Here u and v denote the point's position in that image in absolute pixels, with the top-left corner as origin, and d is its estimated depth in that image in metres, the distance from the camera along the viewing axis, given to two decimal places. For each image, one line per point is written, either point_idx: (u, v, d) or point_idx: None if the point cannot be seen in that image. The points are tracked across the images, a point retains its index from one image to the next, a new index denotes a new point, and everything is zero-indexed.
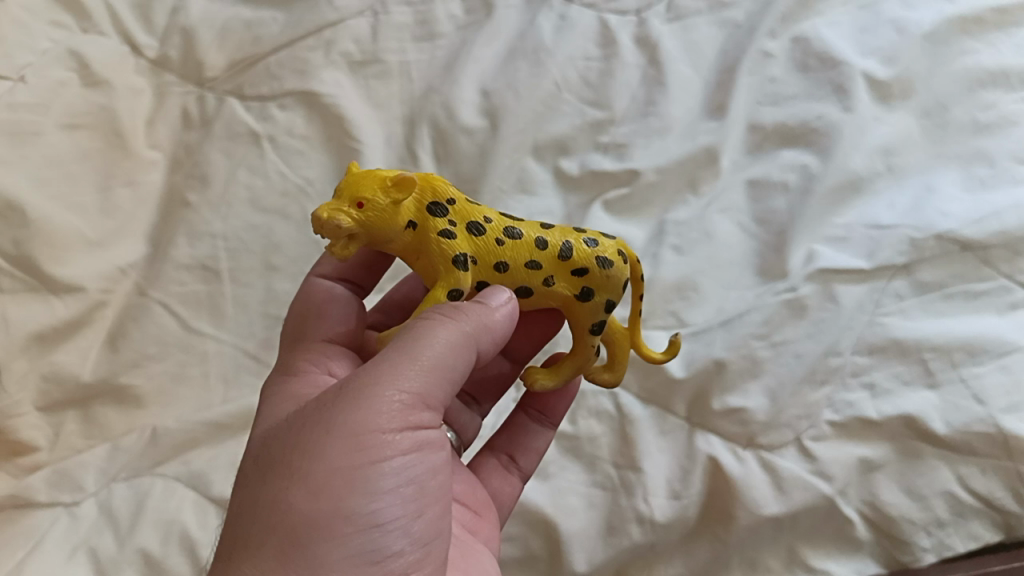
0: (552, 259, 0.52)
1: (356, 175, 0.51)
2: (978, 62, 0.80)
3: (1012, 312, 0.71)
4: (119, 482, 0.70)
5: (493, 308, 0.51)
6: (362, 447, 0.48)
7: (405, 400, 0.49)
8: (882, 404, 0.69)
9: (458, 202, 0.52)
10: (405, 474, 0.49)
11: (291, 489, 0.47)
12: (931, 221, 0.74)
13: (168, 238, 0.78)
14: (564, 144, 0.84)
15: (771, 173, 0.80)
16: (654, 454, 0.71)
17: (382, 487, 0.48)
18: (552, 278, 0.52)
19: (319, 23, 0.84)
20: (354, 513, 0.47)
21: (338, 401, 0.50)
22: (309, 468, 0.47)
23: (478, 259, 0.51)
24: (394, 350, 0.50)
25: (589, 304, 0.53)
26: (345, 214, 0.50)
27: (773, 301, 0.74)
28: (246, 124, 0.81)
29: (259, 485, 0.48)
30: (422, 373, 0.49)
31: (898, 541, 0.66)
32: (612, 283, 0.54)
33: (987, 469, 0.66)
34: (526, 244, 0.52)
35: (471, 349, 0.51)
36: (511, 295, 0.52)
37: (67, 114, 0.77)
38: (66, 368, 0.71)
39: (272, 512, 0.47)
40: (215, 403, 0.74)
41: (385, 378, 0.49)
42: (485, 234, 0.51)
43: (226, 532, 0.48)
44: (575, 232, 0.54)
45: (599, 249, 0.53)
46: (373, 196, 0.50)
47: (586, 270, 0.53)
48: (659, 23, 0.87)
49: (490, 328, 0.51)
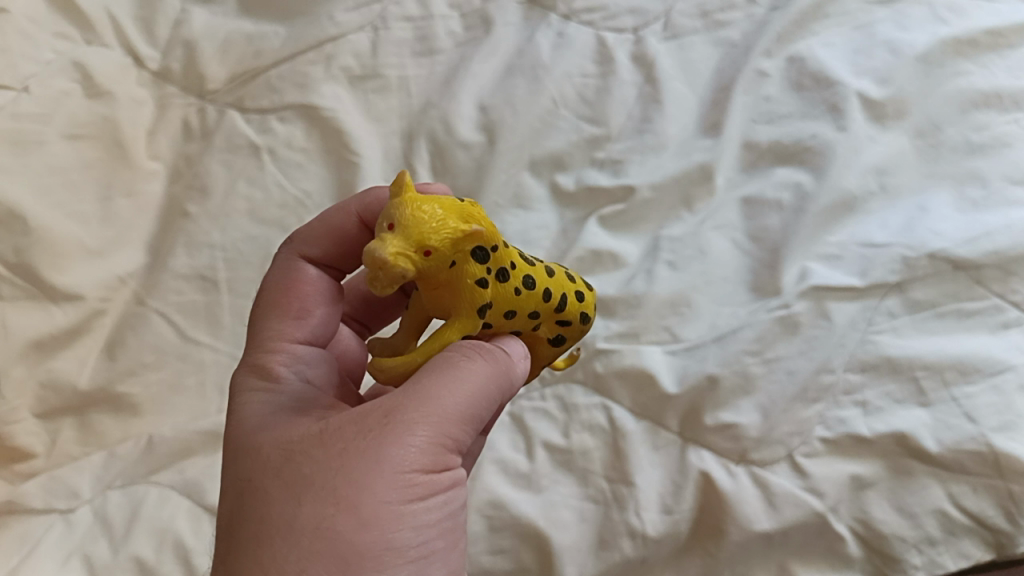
0: (550, 312, 0.53)
1: (418, 211, 0.46)
2: (971, 84, 0.81)
3: (1004, 331, 0.71)
4: (114, 490, 0.71)
5: (514, 360, 0.52)
6: (411, 481, 0.47)
7: (452, 435, 0.49)
8: (873, 421, 0.69)
9: (499, 248, 0.49)
10: (445, 508, 0.49)
11: (340, 517, 0.45)
12: (922, 241, 0.74)
13: (166, 248, 0.78)
14: (561, 159, 0.85)
15: (765, 191, 0.81)
16: (646, 469, 0.71)
17: (426, 521, 0.48)
18: (540, 325, 0.54)
19: (320, 37, 0.85)
20: (402, 546, 0.46)
21: (380, 426, 0.48)
22: (358, 497, 0.46)
23: (498, 307, 0.50)
24: (436, 380, 0.48)
25: (555, 348, 0.57)
26: (407, 259, 0.45)
27: (765, 317, 0.75)
28: (246, 136, 0.82)
29: (298, 508, 0.46)
30: (468, 410, 0.49)
31: (889, 559, 0.66)
32: (579, 334, 0.57)
33: (978, 488, 0.66)
34: (536, 296, 0.52)
35: (499, 398, 0.52)
36: (526, 350, 0.54)
37: (68, 124, 0.78)
38: (63, 376, 0.72)
39: (318, 539, 0.45)
40: (210, 412, 0.74)
41: (432, 410, 0.48)
42: (513, 283, 0.50)
43: (258, 552, 0.46)
44: (569, 282, 0.55)
45: (585, 304, 0.56)
46: (437, 242, 0.46)
47: (569, 323, 0.55)
48: (655, 41, 0.88)
49: (514, 379, 0.52)
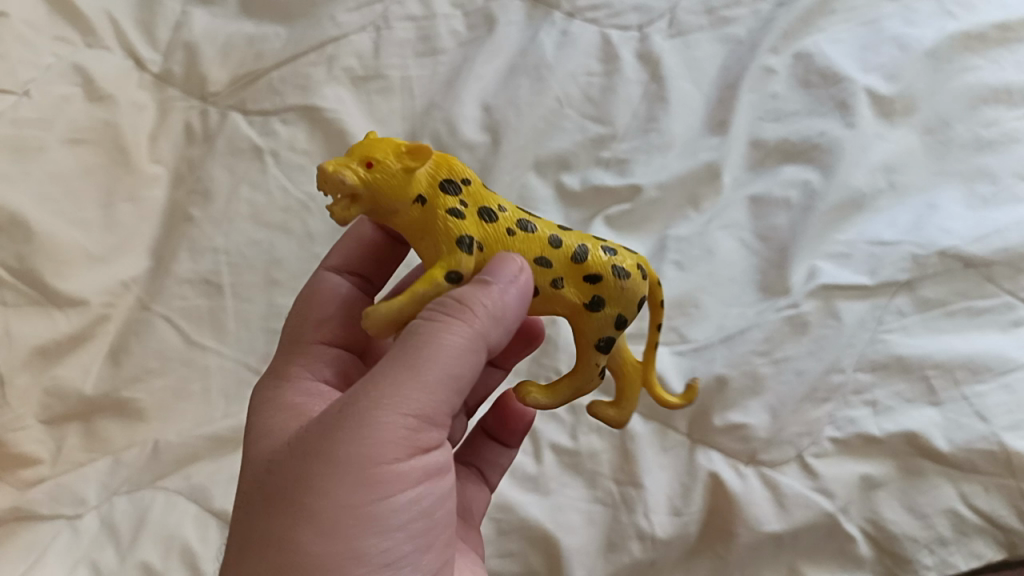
0: (565, 260, 0.50)
1: (373, 140, 0.50)
2: (980, 80, 0.80)
3: (1014, 329, 0.70)
4: (120, 496, 0.70)
5: (500, 288, 0.46)
6: (372, 482, 0.47)
7: (416, 429, 0.48)
8: (883, 421, 0.68)
9: (473, 184, 0.50)
10: (416, 506, 0.49)
11: (300, 528, 0.46)
12: (932, 238, 0.74)
13: (170, 253, 0.78)
14: (565, 160, 0.84)
15: (773, 190, 0.80)
16: (654, 470, 0.71)
17: (393, 525, 0.48)
18: (561, 280, 0.50)
19: (321, 39, 0.84)
20: (365, 555, 0.47)
21: (340, 426, 0.47)
22: (318, 506, 0.46)
23: (485, 243, 0.49)
24: (396, 369, 0.47)
25: (597, 315, 0.50)
26: (351, 171, 0.48)
27: (773, 317, 0.74)
28: (249, 140, 0.82)
29: (267, 519, 0.47)
30: (433, 396, 0.48)
31: (900, 559, 0.65)
32: (625, 297, 0.51)
33: (990, 487, 0.65)
34: (538, 240, 0.50)
35: (482, 345, 0.49)
36: (524, 264, 0.48)
37: (69, 129, 0.77)
38: (68, 382, 0.71)
39: (281, 551, 0.46)
40: (215, 417, 0.73)
41: (391, 404, 0.47)
42: (501, 223, 0.49)
43: (238, 563, 0.48)
44: (593, 236, 0.51)
45: (617, 258, 0.50)
46: (387, 160, 0.48)
47: (599, 277, 0.50)
48: (660, 39, 0.87)
49: (494, 308, 0.47)
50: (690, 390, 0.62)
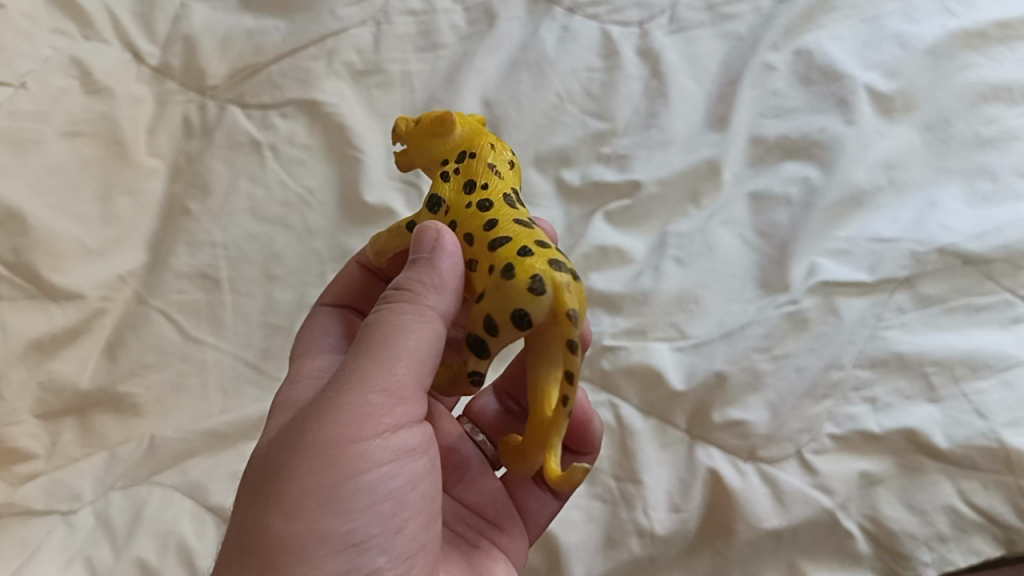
0: (483, 244, 0.51)
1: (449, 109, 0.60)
2: (980, 77, 0.80)
3: (1013, 326, 0.70)
4: (116, 492, 0.69)
5: (437, 263, 0.52)
6: (335, 462, 0.50)
7: (377, 409, 0.51)
8: (883, 418, 0.68)
9: (476, 158, 0.55)
10: (383, 488, 0.52)
11: (268, 511, 0.50)
12: (933, 235, 0.74)
13: (167, 247, 0.77)
14: (566, 155, 0.84)
15: (773, 186, 0.80)
16: (654, 467, 0.70)
17: (357, 506, 0.51)
18: (474, 261, 0.52)
19: (321, 32, 0.84)
20: (329, 535, 0.50)
21: (309, 416, 0.52)
22: (285, 489, 0.50)
23: (449, 207, 0.55)
24: (359, 360, 0.52)
25: (476, 304, 0.50)
26: (406, 124, 0.60)
27: (774, 314, 0.74)
28: (248, 133, 0.81)
29: (244, 508, 0.51)
30: (395, 378, 0.52)
31: (899, 556, 0.65)
32: (501, 296, 0.48)
33: (988, 485, 0.65)
34: (479, 218, 0.52)
35: (439, 329, 0.53)
36: (442, 227, 0.53)
37: (67, 122, 0.77)
38: (64, 377, 0.71)
39: (251, 537, 0.49)
40: (213, 413, 0.73)
41: (353, 391, 0.51)
42: (469, 196, 0.54)
43: (220, 554, 0.51)
44: (528, 235, 0.50)
45: (520, 260, 0.48)
46: (424, 119, 0.58)
47: (494, 267, 0.50)
48: (661, 35, 0.87)
49: (435, 284, 0.52)
50: (569, 475, 0.46)
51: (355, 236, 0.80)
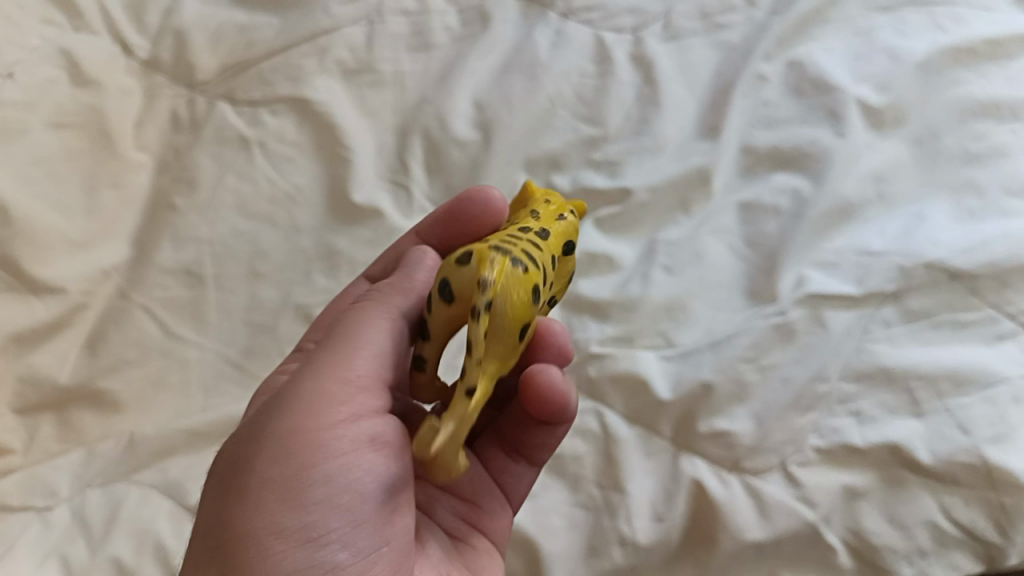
0: None
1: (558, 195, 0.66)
2: (969, 93, 0.80)
3: (998, 342, 0.70)
4: (93, 489, 0.68)
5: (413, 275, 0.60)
6: (292, 456, 0.51)
7: None
8: (867, 431, 0.68)
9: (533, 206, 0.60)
10: (342, 481, 0.51)
11: (228, 506, 0.50)
12: (920, 249, 0.74)
13: (153, 241, 0.77)
14: (557, 159, 0.84)
15: (763, 196, 0.80)
16: (639, 476, 0.70)
17: (314, 498, 0.50)
18: None
19: (313, 29, 0.84)
20: (286, 528, 0.49)
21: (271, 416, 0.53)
22: (242, 483, 0.51)
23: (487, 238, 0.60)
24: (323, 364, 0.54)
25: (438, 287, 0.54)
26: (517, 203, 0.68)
27: (761, 324, 0.74)
28: (236, 129, 0.81)
29: (204, 506, 0.52)
30: None
31: (879, 570, 0.65)
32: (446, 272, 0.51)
33: (970, 500, 0.65)
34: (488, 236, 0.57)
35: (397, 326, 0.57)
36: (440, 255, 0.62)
37: (54, 113, 0.76)
38: (43, 370, 0.70)
39: (212, 533, 0.50)
40: (193, 410, 0.72)
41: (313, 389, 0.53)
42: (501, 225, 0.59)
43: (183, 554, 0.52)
44: (502, 236, 0.53)
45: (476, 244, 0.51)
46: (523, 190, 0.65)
47: None
48: (655, 42, 0.87)
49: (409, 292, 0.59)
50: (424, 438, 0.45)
51: (342, 236, 0.79)
